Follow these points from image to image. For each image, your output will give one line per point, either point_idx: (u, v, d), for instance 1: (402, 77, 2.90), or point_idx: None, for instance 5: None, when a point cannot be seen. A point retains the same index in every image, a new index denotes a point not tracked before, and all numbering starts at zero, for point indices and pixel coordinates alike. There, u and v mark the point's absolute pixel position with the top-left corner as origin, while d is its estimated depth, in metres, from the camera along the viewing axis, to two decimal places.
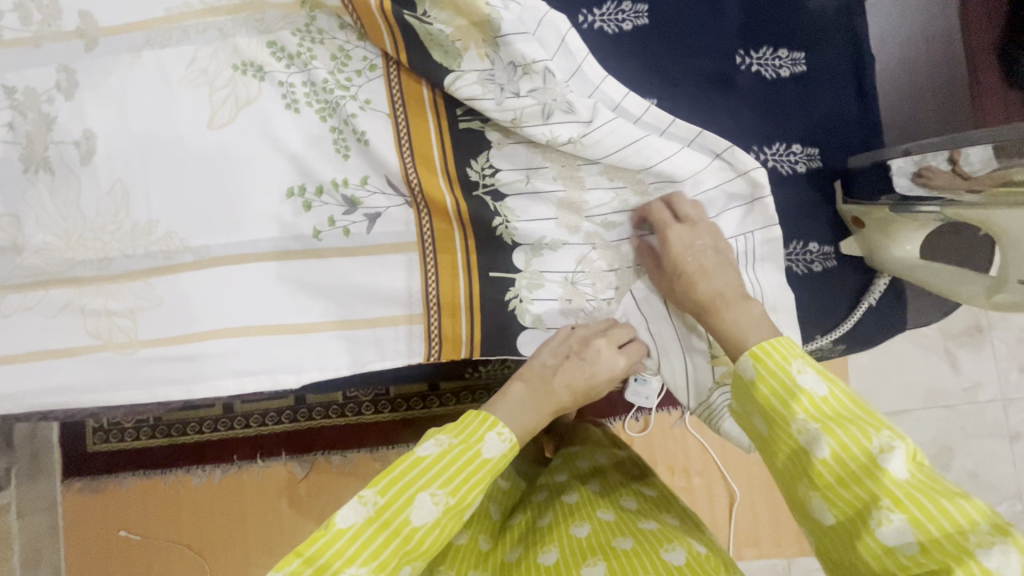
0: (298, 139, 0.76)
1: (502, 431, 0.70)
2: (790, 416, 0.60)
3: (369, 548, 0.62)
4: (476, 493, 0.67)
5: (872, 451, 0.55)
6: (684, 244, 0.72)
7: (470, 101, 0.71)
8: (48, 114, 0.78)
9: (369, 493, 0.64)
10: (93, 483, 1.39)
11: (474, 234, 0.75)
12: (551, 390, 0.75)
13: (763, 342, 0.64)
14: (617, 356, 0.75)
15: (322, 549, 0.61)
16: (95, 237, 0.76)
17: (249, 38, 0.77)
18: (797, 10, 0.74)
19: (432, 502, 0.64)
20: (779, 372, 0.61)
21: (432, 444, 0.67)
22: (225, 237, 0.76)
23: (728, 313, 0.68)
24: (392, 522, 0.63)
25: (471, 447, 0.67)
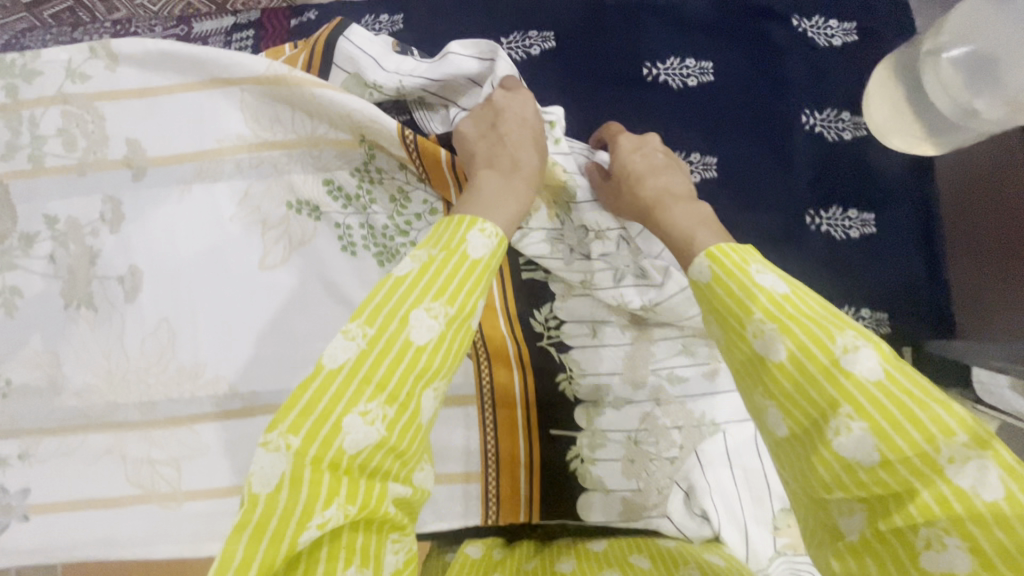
0: (353, 282, 0.74)
1: (486, 225, 0.53)
2: (744, 316, 0.41)
3: (375, 382, 0.45)
4: (480, 300, 0.51)
5: (835, 352, 0.38)
6: (632, 148, 0.67)
7: (537, 258, 0.72)
8: (92, 247, 0.75)
9: (353, 326, 0.47)
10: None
11: (536, 387, 0.73)
12: (512, 160, 0.63)
13: (721, 243, 0.46)
14: (518, 91, 0.68)
15: (314, 396, 0.44)
16: (138, 379, 0.73)
17: (305, 175, 0.75)
18: (868, 170, 0.73)
19: (431, 318, 0.48)
20: (738, 270, 0.43)
21: (409, 262, 0.51)
22: (274, 384, 0.73)
23: (674, 210, 0.57)
24: (386, 344, 0.46)
25: (454, 256, 0.51)
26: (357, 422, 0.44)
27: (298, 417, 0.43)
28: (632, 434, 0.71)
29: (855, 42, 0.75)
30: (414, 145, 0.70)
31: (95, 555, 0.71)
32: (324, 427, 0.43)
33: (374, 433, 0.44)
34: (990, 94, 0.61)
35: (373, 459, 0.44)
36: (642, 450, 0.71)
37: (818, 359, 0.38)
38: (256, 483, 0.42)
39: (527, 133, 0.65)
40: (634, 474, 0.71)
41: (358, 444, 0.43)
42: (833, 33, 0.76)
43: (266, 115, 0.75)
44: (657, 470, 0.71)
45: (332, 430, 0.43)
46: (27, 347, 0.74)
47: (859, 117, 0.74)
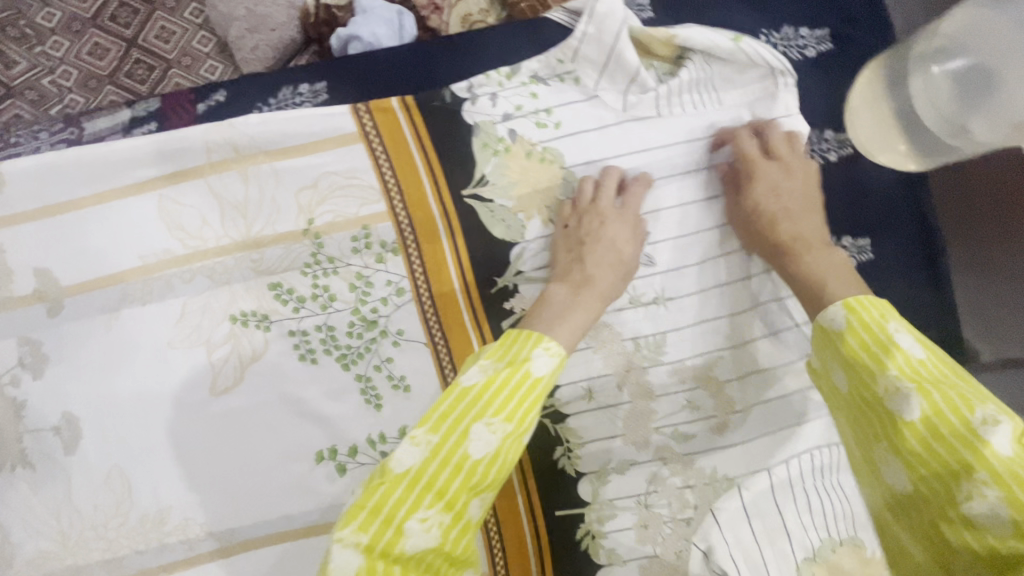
0: (319, 395, 0.66)
1: (551, 344, 0.54)
2: (877, 369, 0.45)
3: (494, 406, 0.50)
4: (535, 418, 0.52)
5: (971, 422, 0.40)
6: (770, 189, 0.63)
7: (540, 270, 0.67)
8: (16, 398, 0.66)
9: (419, 433, 0.49)
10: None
11: (534, 461, 0.67)
12: (584, 280, 0.62)
13: (859, 295, 0.50)
14: (627, 210, 0.65)
15: (446, 411, 0.50)
16: (97, 536, 0.66)
17: (246, 282, 0.66)
18: (862, 190, 0.67)
19: (489, 431, 0.49)
20: (874, 323, 0.47)
21: (476, 371, 0.52)
22: (249, 518, 0.66)
23: (807, 257, 0.60)
24: (512, 381, 0.51)
25: (521, 368, 0.52)
26: (483, 429, 0.49)
27: (431, 425, 0.49)
28: (642, 497, 0.67)
29: (830, 51, 0.68)
30: (389, 172, 0.66)
31: None
32: (454, 436, 0.49)
33: (431, 538, 0.46)
34: (985, 116, 0.56)
35: (427, 560, 0.47)
36: (655, 514, 0.67)
37: (952, 425, 0.41)
38: (392, 463, 0.48)
39: (611, 259, 0.63)
40: (650, 539, 0.67)
41: (417, 547, 0.46)
42: (804, 42, 0.69)
43: (192, 221, 0.66)
44: (672, 532, 0.67)
45: (459, 438, 0.49)
46: None
47: (843, 133, 0.67)
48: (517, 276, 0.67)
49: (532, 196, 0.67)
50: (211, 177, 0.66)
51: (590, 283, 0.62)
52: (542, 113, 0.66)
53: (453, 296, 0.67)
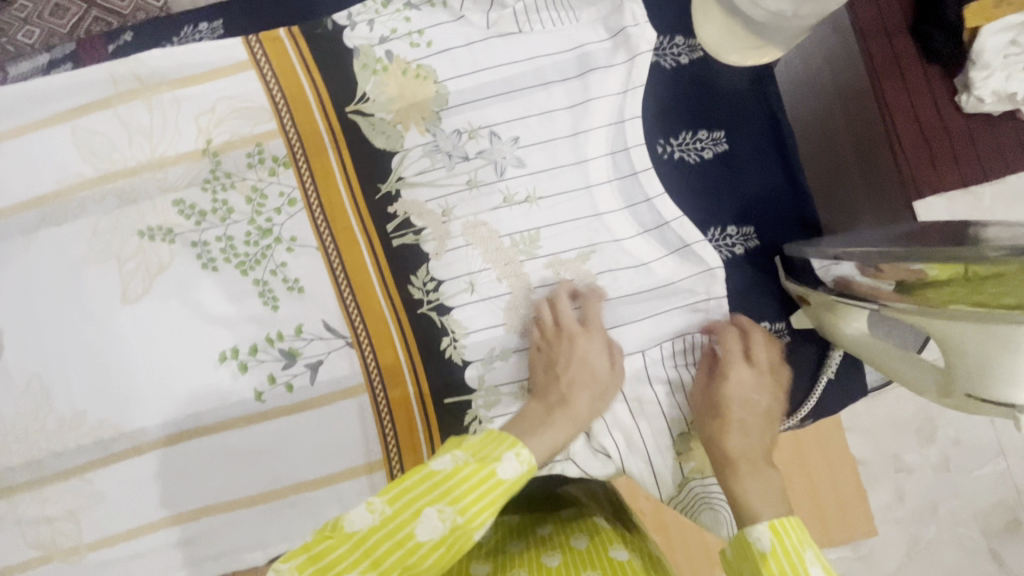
0: (222, 299, 0.72)
1: (523, 450, 0.52)
2: None
3: (451, 494, 0.48)
4: (489, 518, 0.49)
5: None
6: (743, 399, 0.65)
7: (420, 175, 0.73)
8: None
9: (378, 499, 0.49)
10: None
11: (422, 357, 0.71)
12: (562, 397, 0.65)
13: (784, 517, 0.50)
14: (593, 331, 0.69)
15: (409, 487, 0.49)
16: (18, 440, 0.71)
17: (154, 199, 0.73)
18: (713, 88, 0.73)
19: (438, 519, 0.47)
20: (795, 555, 0.47)
21: (447, 459, 0.50)
22: (158, 417, 0.71)
23: (745, 477, 0.57)
24: (475, 477, 0.49)
25: (487, 467, 0.50)
26: (432, 514, 0.48)
27: (390, 497, 0.49)
28: (525, 382, 0.71)
29: None
30: (278, 94, 0.73)
31: None
32: (406, 513, 0.48)
33: None
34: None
35: None
36: None
37: None
38: (346, 521, 0.48)
39: (587, 379, 0.66)
40: None
41: None
42: None
43: (103, 147, 0.73)
44: None
45: (411, 516, 0.48)
46: None
47: (693, 40, 0.73)
48: (399, 182, 0.73)
49: (409, 109, 0.73)
50: (119, 107, 0.73)
51: (569, 407, 0.64)
52: (413, 35, 0.72)
53: (341, 204, 0.72)
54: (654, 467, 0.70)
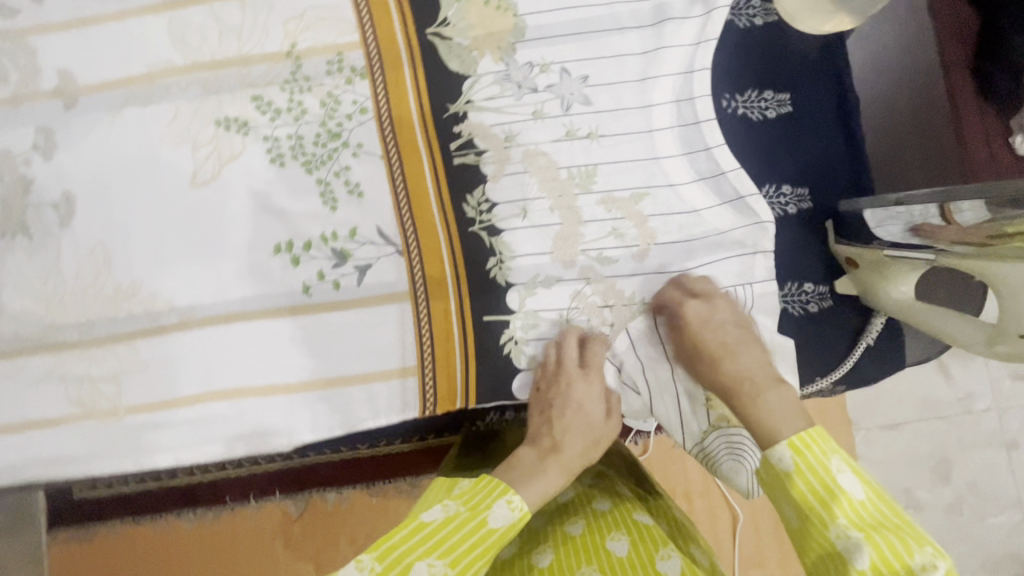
0: (284, 194, 0.75)
1: (514, 498, 0.61)
2: (829, 517, 0.52)
3: (444, 546, 0.57)
4: (478, 570, 0.58)
5: (912, 565, 0.47)
6: (704, 321, 0.68)
7: (488, 101, 0.75)
8: (25, 175, 0.76)
9: (366, 556, 0.56)
10: (82, 532, 1.49)
11: (467, 274, 0.73)
12: (555, 443, 0.70)
13: (803, 433, 0.57)
14: (590, 374, 0.71)
15: (396, 544, 0.57)
16: (76, 301, 0.74)
17: (234, 93, 0.76)
18: (784, 51, 0.74)
19: (429, 572, 0.55)
20: (820, 467, 0.54)
21: (438, 509, 0.60)
22: (209, 297, 0.74)
23: (765, 396, 0.63)
24: (465, 526, 0.58)
25: (477, 516, 0.59)
26: (423, 567, 0.55)
27: (381, 555, 0.56)
28: (564, 312, 0.73)
29: None
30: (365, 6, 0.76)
31: (44, 473, 0.73)
32: (397, 567, 0.55)
33: None
34: None
35: None
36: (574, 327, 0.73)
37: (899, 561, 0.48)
38: None
39: (581, 423, 0.72)
40: None
41: None
42: None
43: (195, 38, 0.77)
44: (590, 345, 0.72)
45: (401, 570, 0.55)
46: None
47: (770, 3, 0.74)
48: (468, 105, 0.75)
49: (486, 38, 0.76)
50: (215, 3, 0.77)
51: (557, 450, 0.70)
52: None
53: (409, 119, 0.75)
54: None
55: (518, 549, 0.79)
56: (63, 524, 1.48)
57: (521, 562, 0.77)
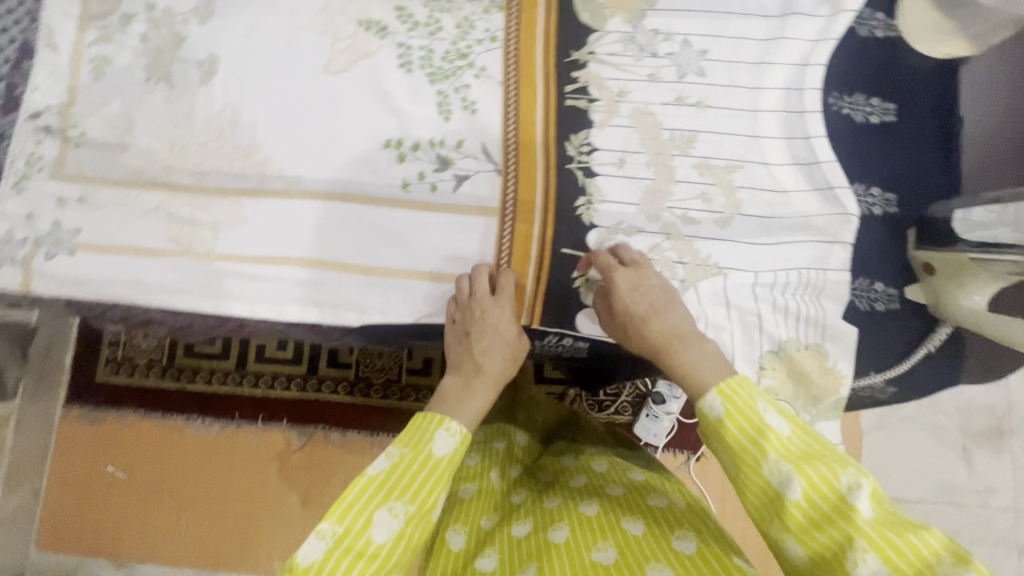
0: (404, 96, 0.80)
1: (453, 425, 0.68)
2: (762, 455, 0.57)
3: (395, 487, 0.63)
4: (438, 496, 0.65)
5: (840, 488, 0.54)
6: (633, 286, 0.71)
7: (609, 55, 0.80)
8: (180, 32, 0.83)
9: (325, 524, 0.59)
10: (94, 412, 1.53)
11: (556, 204, 0.77)
12: (476, 369, 0.75)
13: (729, 378, 0.61)
14: (501, 297, 0.75)
15: (349, 503, 0.61)
16: (197, 151, 0.80)
17: (381, 1, 0.83)
18: (899, 65, 0.77)
19: (390, 516, 0.61)
20: (748, 410, 0.59)
21: (383, 459, 0.65)
22: (316, 175, 0.79)
23: (689, 350, 0.67)
24: (413, 466, 0.64)
25: (423, 449, 0.66)
26: (384, 514, 0.61)
27: (337, 518, 0.60)
28: (639, 261, 0.75)
29: None
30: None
31: (126, 296, 0.77)
32: (357, 524, 0.60)
33: None
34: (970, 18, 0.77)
35: None
36: (646, 277, 0.75)
37: (828, 483, 0.55)
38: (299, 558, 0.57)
39: (496, 342, 0.75)
40: None
41: None
42: None
43: None
44: None
45: (363, 525, 0.60)
46: (104, 109, 0.82)
47: (892, 21, 0.78)
48: (590, 55, 0.80)
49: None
50: None
51: (478, 371, 0.75)
52: None
53: (534, 55, 0.80)
54: None
55: (535, 528, 0.81)
56: (81, 399, 1.53)
57: (538, 538, 0.78)
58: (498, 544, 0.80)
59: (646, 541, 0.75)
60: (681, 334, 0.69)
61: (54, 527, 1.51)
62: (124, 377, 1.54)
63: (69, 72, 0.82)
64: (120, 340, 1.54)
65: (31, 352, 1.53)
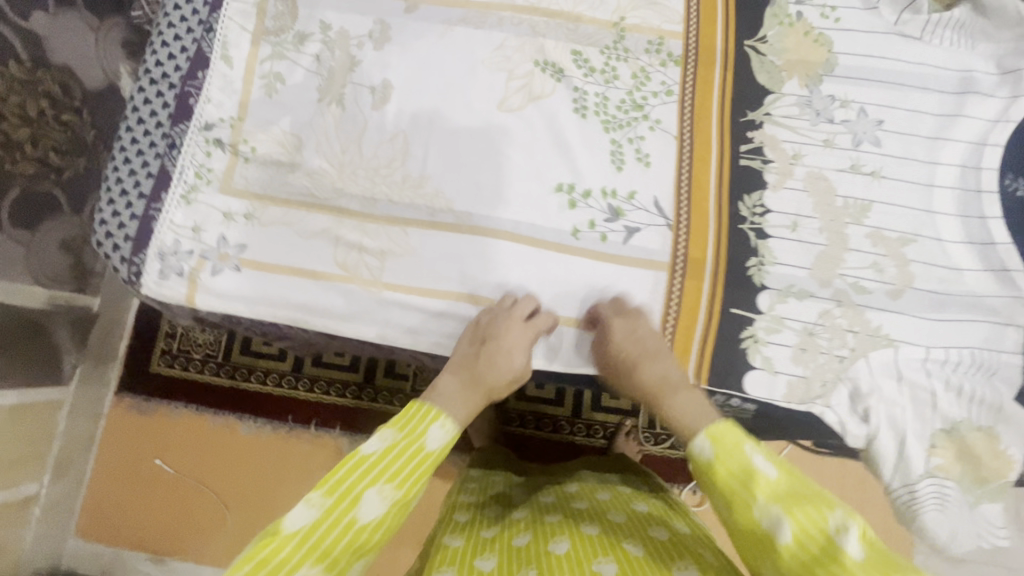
0: (578, 140, 0.80)
1: (449, 422, 0.61)
2: (751, 498, 0.55)
3: (388, 473, 0.56)
4: (423, 486, 0.58)
5: (828, 530, 0.51)
6: (628, 332, 0.73)
7: (784, 118, 0.80)
8: (354, 56, 0.83)
9: (315, 494, 0.54)
10: (145, 403, 1.51)
11: (727, 263, 0.77)
12: (475, 375, 0.69)
13: (717, 424, 0.60)
14: (529, 327, 0.74)
15: (272, 551, 0.51)
16: (366, 176, 0.80)
17: (557, 42, 0.83)
18: None
19: (380, 497, 0.55)
20: (732, 453, 0.58)
21: (376, 441, 0.58)
22: (486, 212, 0.79)
23: (678, 395, 0.67)
24: (406, 452, 0.58)
25: (417, 439, 0.59)
26: (374, 494, 0.55)
27: (328, 489, 0.55)
28: (810, 326, 0.75)
29: None
30: (694, 3, 0.83)
31: (291, 317, 0.78)
32: (345, 501, 0.54)
33: None
34: None
35: None
36: (816, 342, 0.75)
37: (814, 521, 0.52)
38: (285, 523, 0.52)
39: (505, 362, 0.71)
40: (804, 363, 0.74)
41: (296, 523, 0.52)
42: None
43: None
44: (825, 363, 0.74)
45: (350, 503, 0.54)
46: (275, 126, 0.82)
47: None
48: (765, 116, 0.80)
49: (798, 62, 0.81)
50: None
51: (478, 385, 0.69)
52: (828, 9, 0.82)
53: (708, 111, 0.81)
54: (902, 453, 0.72)
55: (535, 539, 0.80)
56: (133, 388, 1.51)
57: (538, 548, 0.77)
58: (497, 552, 0.78)
59: (647, 560, 0.74)
60: (669, 381, 0.70)
61: (95, 516, 1.48)
62: (178, 370, 1.51)
63: (241, 86, 0.82)
64: (177, 333, 1.52)
65: (91, 339, 1.42)
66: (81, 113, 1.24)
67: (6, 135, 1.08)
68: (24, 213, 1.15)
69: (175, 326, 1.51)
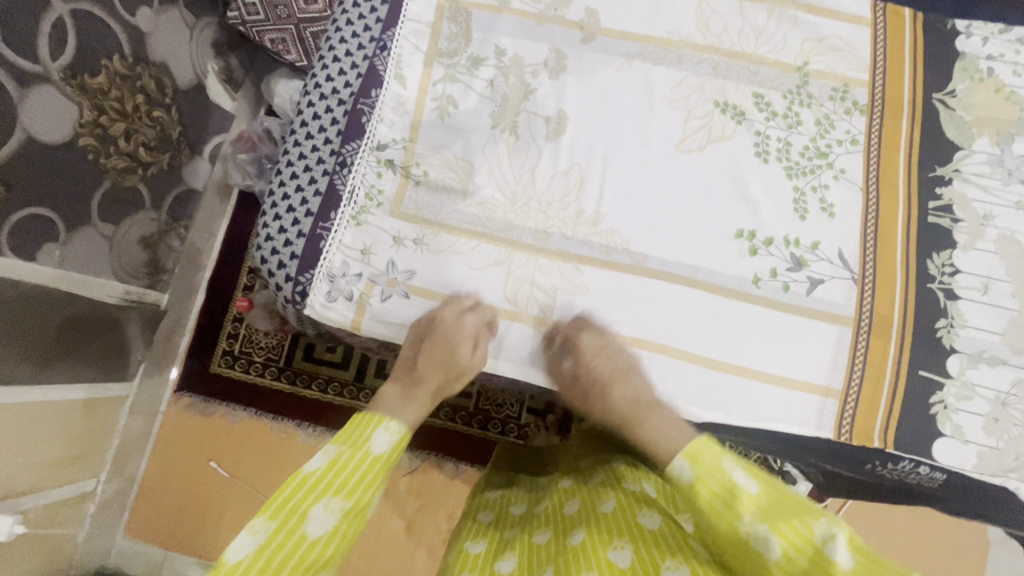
0: (760, 185, 0.78)
1: (392, 424, 0.60)
2: (736, 520, 0.52)
3: (336, 484, 0.55)
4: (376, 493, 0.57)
5: (816, 540, 0.49)
6: (599, 347, 0.73)
7: (976, 176, 0.78)
8: (529, 84, 0.82)
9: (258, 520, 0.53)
10: (205, 404, 1.45)
11: (916, 323, 0.74)
12: (415, 375, 0.70)
13: (693, 443, 0.57)
14: (468, 313, 0.73)
15: (286, 497, 0.54)
16: (541, 209, 0.78)
17: (738, 84, 0.81)
18: None
19: (327, 510, 0.53)
20: (712, 470, 0.55)
21: (320, 457, 0.57)
22: (661, 253, 0.77)
23: (653, 418, 0.67)
24: (353, 459, 0.56)
25: (362, 447, 0.57)
26: (320, 509, 0.53)
27: (271, 513, 0.53)
28: (1003, 395, 0.72)
29: None
30: (881, 53, 0.81)
31: None
32: (292, 518, 0.53)
33: (254, 542, 0.51)
34: None
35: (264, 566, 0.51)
36: (1009, 412, 0.72)
37: (802, 535, 0.50)
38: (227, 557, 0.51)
39: (444, 358, 0.71)
40: (997, 433, 0.72)
41: (238, 552, 0.51)
42: None
43: (718, 25, 0.83)
44: (1019, 435, 0.72)
45: (298, 520, 0.52)
46: (447, 150, 0.80)
47: None
48: (955, 172, 0.78)
49: (989, 119, 0.79)
50: (746, 3, 0.83)
51: (413, 379, 0.69)
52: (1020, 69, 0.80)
53: (894, 163, 0.78)
54: None
55: (555, 534, 0.76)
56: (193, 388, 1.45)
57: (557, 545, 0.73)
58: (518, 549, 0.76)
59: (661, 535, 0.69)
60: (640, 400, 0.70)
61: (145, 518, 1.42)
62: (239, 372, 1.45)
63: (414, 108, 0.81)
64: (241, 332, 1.46)
65: (157, 335, 1.36)
66: (170, 110, 1.21)
67: (103, 127, 1.04)
68: (111, 205, 1.11)
69: (239, 325, 1.46)
